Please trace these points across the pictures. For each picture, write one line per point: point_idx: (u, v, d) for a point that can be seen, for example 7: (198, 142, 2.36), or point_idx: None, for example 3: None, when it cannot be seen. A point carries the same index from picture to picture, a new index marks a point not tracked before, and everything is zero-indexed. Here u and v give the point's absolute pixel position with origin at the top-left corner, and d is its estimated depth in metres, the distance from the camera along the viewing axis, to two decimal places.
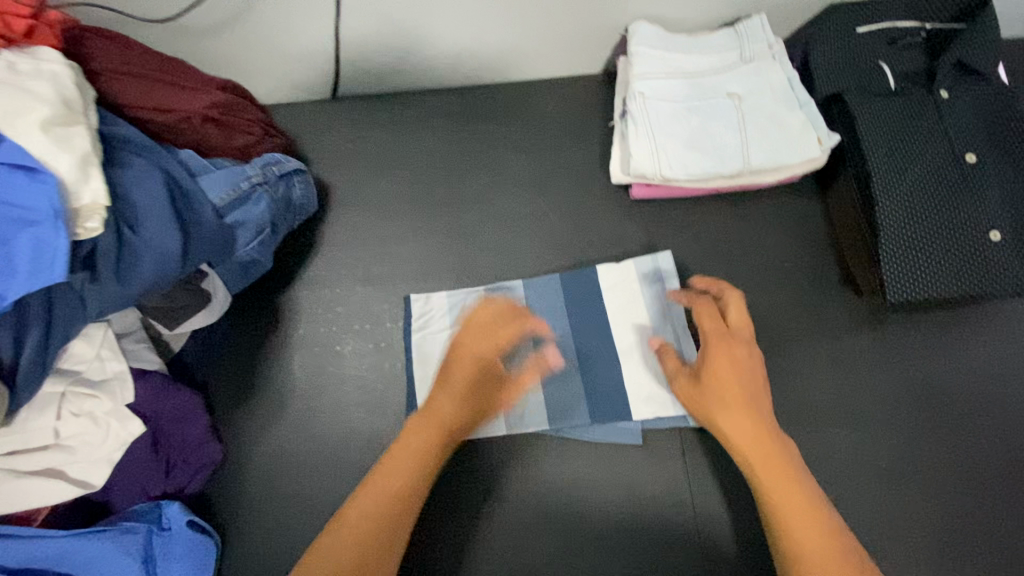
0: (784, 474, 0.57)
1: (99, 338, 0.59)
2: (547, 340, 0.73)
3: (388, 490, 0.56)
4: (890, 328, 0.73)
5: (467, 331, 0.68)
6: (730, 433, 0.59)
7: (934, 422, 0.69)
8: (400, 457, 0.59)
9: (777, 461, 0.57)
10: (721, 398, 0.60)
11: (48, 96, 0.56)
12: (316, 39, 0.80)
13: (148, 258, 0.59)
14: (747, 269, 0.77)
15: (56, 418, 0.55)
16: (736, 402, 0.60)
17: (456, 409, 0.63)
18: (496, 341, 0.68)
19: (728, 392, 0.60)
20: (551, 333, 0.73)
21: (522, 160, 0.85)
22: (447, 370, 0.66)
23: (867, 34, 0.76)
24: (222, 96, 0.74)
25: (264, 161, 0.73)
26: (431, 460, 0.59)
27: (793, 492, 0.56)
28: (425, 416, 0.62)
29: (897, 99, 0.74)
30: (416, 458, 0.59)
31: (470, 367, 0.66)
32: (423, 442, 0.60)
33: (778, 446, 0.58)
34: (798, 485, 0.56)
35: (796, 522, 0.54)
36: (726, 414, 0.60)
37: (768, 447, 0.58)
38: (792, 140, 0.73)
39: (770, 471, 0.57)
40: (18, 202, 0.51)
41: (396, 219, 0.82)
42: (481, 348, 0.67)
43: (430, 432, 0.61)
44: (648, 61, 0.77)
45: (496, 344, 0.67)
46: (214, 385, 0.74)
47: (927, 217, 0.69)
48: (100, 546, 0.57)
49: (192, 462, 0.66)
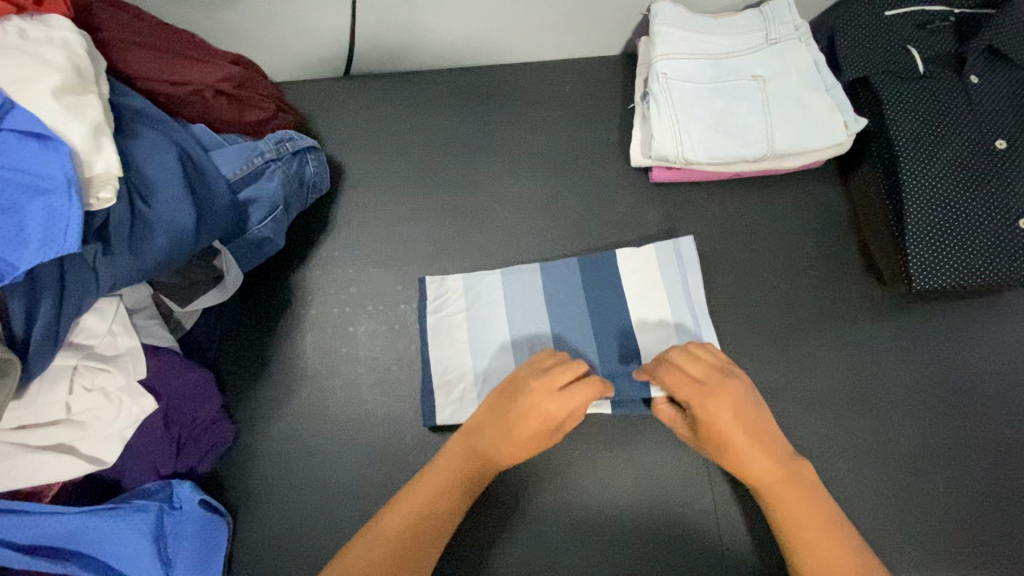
0: (805, 504, 0.55)
1: (111, 312, 0.57)
2: (564, 324, 0.72)
3: (419, 516, 0.56)
4: (910, 318, 0.72)
5: (534, 388, 0.59)
6: (750, 475, 0.57)
7: (955, 413, 0.68)
8: (430, 484, 0.58)
9: (798, 491, 0.55)
10: (728, 453, 0.57)
11: (60, 63, 0.54)
12: (331, 12, 0.78)
13: (161, 232, 0.58)
14: (767, 255, 0.76)
15: (68, 392, 0.54)
16: (746, 452, 0.56)
17: (492, 449, 0.59)
18: (555, 403, 0.58)
19: (736, 447, 0.56)
20: (568, 318, 0.72)
21: (538, 142, 0.83)
22: (491, 413, 0.61)
23: (895, 17, 0.75)
24: (235, 70, 0.72)
25: (277, 137, 0.72)
26: (461, 490, 0.58)
27: (815, 519, 0.55)
28: (459, 449, 0.60)
29: (925, 83, 0.72)
30: (447, 489, 0.58)
31: (513, 420, 0.58)
32: (454, 470, 0.59)
33: (798, 475, 0.56)
34: (820, 515, 0.55)
35: (822, 555, 0.53)
36: (741, 462, 0.56)
37: (789, 479, 0.56)
38: (819, 123, 0.72)
39: (793, 504, 0.55)
40: (30, 170, 0.49)
41: (410, 200, 0.81)
42: (532, 403, 0.58)
43: (462, 465, 0.59)
44: (672, 40, 0.75)
45: (561, 412, 0.58)
46: (226, 365, 0.73)
47: (954, 203, 0.68)
48: (113, 524, 0.56)
49: (202, 442, 0.65)
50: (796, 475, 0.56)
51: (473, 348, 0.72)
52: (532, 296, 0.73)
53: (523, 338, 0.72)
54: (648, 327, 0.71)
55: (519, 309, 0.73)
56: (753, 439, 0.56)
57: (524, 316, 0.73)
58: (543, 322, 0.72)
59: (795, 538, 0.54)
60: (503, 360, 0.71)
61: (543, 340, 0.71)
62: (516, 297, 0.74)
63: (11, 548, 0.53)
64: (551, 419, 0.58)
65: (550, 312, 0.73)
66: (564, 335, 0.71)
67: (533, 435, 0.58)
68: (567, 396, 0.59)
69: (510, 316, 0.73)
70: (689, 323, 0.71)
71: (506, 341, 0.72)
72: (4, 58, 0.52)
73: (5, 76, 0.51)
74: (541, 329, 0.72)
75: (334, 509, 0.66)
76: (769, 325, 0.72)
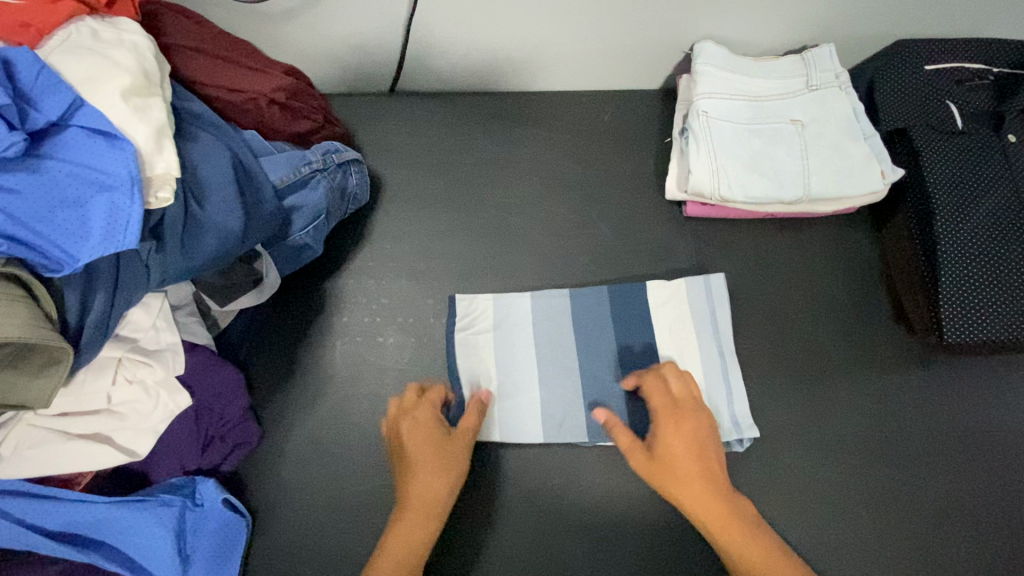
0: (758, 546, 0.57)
1: (156, 307, 0.59)
2: (591, 352, 0.73)
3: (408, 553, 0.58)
4: (938, 369, 0.72)
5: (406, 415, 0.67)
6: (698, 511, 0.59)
7: (982, 471, 0.68)
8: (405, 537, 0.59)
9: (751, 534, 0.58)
10: (676, 477, 0.60)
11: (130, 67, 0.58)
12: (385, 33, 0.81)
13: (211, 233, 0.60)
14: (797, 296, 0.76)
15: (111, 383, 0.55)
16: (684, 469, 0.60)
17: (425, 490, 0.61)
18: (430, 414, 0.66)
19: (684, 471, 0.60)
20: (595, 346, 0.73)
21: (573, 168, 0.85)
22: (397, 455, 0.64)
23: (935, 72, 0.76)
24: (289, 82, 0.75)
25: (324, 148, 0.74)
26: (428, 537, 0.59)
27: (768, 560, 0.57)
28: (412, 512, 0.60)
29: (963, 139, 0.73)
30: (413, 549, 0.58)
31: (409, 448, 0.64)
32: (414, 534, 0.59)
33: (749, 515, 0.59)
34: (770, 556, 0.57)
35: None
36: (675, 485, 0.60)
37: (739, 520, 0.59)
38: (855, 170, 0.73)
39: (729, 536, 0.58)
40: (95, 167, 0.51)
41: (446, 216, 0.83)
42: (417, 421, 0.66)
43: (422, 525, 0.60)
44: (714, 80, 0.77)
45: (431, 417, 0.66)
46: (254, 366, 0.74)
47: (989, 258, 0.68)
48: (140, 517, 0.57)
49: (227, 440, 0.66)
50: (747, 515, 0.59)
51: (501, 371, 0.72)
52: (563, 323, 0.74)
53: (547, 363, 0.73)
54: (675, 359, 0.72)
55: (547, 336, 0.74)
56: (690, 463, 0.61)
57: (550, 342, 0.73)
58: (569, 348, 0.73)
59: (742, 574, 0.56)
60: (527, 383, 0.72)
61: (571, 367, 0.72)
62: (545, 324, 0.74)
63: (40, 533, 0.54)
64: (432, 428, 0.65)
65: (577, 339, 0.73)
66: (588, 363, 0.72)
67: (433, 447, 0.64)
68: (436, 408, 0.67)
69: (539, 342, 0.73)
70: (716, 361, 0.71)
71: (531, 365, 0.73)
72: (81, 61, 0.56)
73: (79, 77, 0.55)
74: (567, 355, 0.73)
75: (354, 517, 0.67)
76: (794, 366, 0.73)
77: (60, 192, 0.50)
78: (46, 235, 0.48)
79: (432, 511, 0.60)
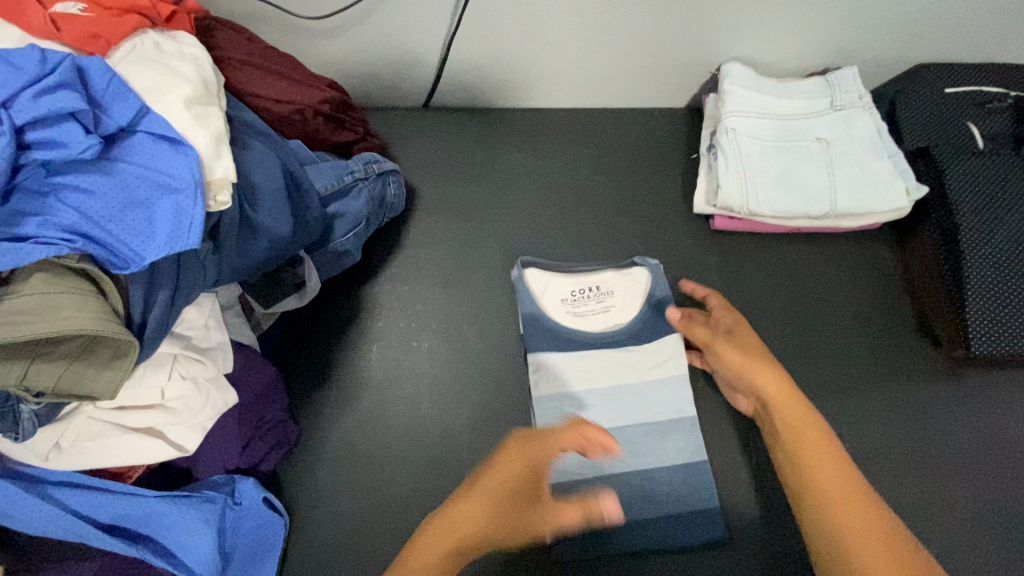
0: (831, 467, 0.57)
1: (209, 307, 0.61)
2: (623, 402, 0.73)
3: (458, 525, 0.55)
4: (965, 382, 0.74)
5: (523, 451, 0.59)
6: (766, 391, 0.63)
7: (1012, 487, 0.69)
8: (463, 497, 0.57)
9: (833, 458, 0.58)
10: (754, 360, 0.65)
11: (192, 77, 0.61)
12: (424, 50, 0.84)
13: (263, 237, 0.63)
14: (823, 311, 0.78)
15: (167, 379, 0.56)
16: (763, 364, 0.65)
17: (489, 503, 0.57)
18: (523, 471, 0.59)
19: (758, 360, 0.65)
20: (627, 401, 0.73)
21: (603, 182, 0.88)
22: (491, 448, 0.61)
23: (954, 95, 0.79)
24: (333, 95, 0.79)
25: (366, 158, 0.77)
26: (462, 532, 0.55)
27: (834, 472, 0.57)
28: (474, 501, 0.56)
29: (984, 159, 0.76)
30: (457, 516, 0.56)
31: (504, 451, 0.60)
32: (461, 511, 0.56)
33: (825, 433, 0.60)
34: (848, 479, 0.56)
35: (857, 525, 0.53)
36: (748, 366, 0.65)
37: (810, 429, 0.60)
38: (878, 188, 0.76)
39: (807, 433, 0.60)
40: (161, 170, 0.53)
41: (479, 227, 0.85)
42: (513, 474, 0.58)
43: (483, 503, 0.56)
44: (741, 99, 0.79)
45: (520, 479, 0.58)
46: (292, 369, 0.75)
47: (1013, 274, 0.70)
48: (186, 512, 0.58)
49: (267, 440, 0.67)
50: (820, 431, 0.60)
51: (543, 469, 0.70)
52: (613, 399, 0.73)
53: (583, 398, 0.72)
54: (703, 482, 0.70)
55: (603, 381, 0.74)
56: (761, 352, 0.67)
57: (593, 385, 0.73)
58: (608, 398, 0.73)
59: (822, 481, 0.57)
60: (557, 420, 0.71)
61: (621, 465, 0.70)
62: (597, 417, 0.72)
63: (91, 524, 0.55)
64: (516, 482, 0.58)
65: (622, 389, 0.73)
66: (616, 408, 0.72)
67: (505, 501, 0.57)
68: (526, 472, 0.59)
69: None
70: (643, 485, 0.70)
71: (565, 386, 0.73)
72: (148, 73, 0.59)
73: (145, 86, 0.58)
74: (604, 397, 0.73)
75: (390, 518, 0.68)
76: (822, 378, 0.74)
77: (127, 194, 0.52)
78: (115, 233, 0.50)
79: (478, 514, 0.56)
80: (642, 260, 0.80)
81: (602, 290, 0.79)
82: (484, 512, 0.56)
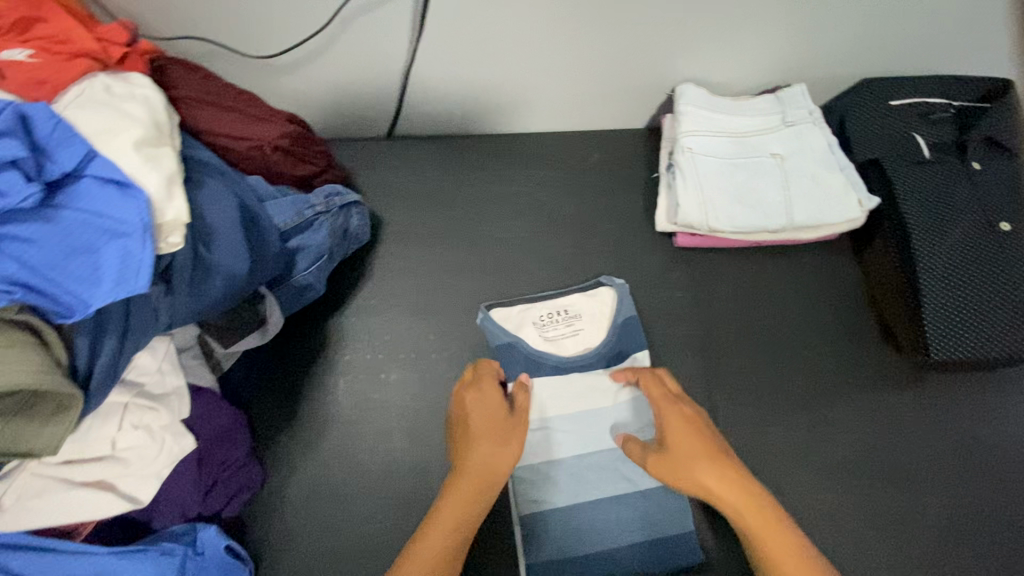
0: (784, 546, 0.56)
1: (162, 351, 0.60)
2: (600, 430, 0.72)
3: (438, 554, 0.57)
4: (927, 387, 0.75)
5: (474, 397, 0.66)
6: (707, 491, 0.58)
7: (975, 489, 0.70)
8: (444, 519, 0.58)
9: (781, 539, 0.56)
10: (683, 458, 0.59)
11: (142, 119, 0.59)
12: (384, 80, 0.85)
13: (218, 277, 0.61)
14: (787, 322, 0.79)
15: (116, 429, 0.55)
16: (694, 457, 0.59)
17: (478, 483, 0.60)
18: (484, 395, 0.66)
19: (690, 454, 0.59)
20: (603, 428, 0.72)
21: (567, 203, 0.88)
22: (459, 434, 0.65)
23: (900, 108, 0.82)
24: (292, 128, 0.77)
25: (327, 191, 0.76)
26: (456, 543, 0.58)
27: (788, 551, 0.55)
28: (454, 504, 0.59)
29: (931, 168, 0.78)
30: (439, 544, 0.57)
31: (469, 400, 0.66)
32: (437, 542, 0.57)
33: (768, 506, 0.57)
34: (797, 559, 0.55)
35: None
36: (693, 478, 0.58)
37: (755, 510, 0.57)
38: (832, 200, 0.77)
39: (766, 531, 0.56)
40: (108, 215, 0.52)
41: (444, 254, 0.85)
42: (480, 402, 0.65)
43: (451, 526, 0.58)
44: (696, 119, 0.81)
45: (488, 401, 0.65)
46: (258, 410, 0.73)
47: (965, 277, 0.72)
48: (140, 566, 0.55)
49: (230, 485, 0.65)
50: (764, 506, 0.57)
51: (517, 500, 0.70)
52: (592, 427, 0.72)
53: (559, 429, 0.72)
54: (679, 507, 0.70)
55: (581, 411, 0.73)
56: (705, 454, 0.59)
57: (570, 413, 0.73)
58: (586, 427, 0.72)
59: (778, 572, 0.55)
60: (535, 452, 0.71)
61: (595, 492, 0.70)
62: (568, 444, 0.72)
63: None
64: (491, 409, 0.65)
65: (597, 416, 0.73)
66: (590, 435, 0.72)
67: (490, 422, 0.64)
68: (488, 396, 0.66)
69: (563, 460, 0.71)
70: (623, 514, 0.69)
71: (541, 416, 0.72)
72: (97, 117, 0.57)
73: (92, 129, 0.56)
74: (581, 427, 0.72)
75: (360, 559, 0.66)
76: (789, 390, 0.75)
77: (72, 240, 0.50)
78: (59, 282, 0.49)
79: (453, 527, 0.58)
80: (608, 280, 0.80)
81: (569, 313, 0.79)
82: (468, 515, 0.59)
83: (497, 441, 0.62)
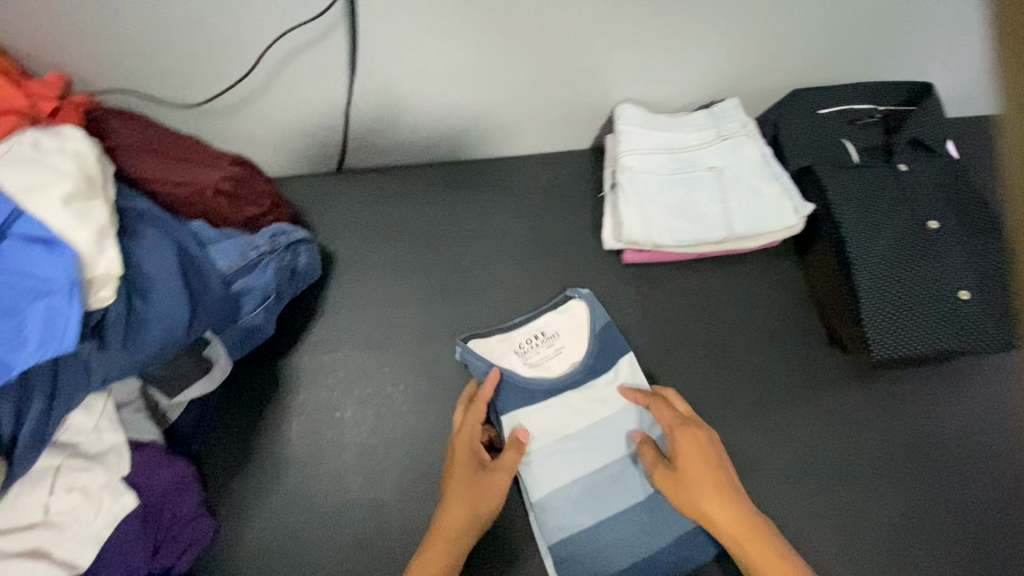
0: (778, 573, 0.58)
1: (99, 409, 0.60)
2: (587, 453, 0.72)
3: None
4: (875, 386, 0.76)
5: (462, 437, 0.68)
6: (711, 515, 0.62)
7: (926, 484, 0.71)
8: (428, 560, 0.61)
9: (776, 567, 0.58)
10: (692, 483, 0.63)
11: (71, 172, 0.57)
12: (325, 117, 0.85)
13: (155, 327, 0.59)
14: (736, 331, 0.80)
15: (49, 492, 0.57)
16: (702, 482, 0.63)
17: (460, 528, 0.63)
18: (466, 439, 0.68)
19: (699, 480, 0.63)
20: (588, 450, 0.72)
21: (517, 226, 0.89)
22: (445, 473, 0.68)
23: (828, 115, 0.85)
24: (234, 170, 0.76)
25: (273, 231, 0.75)
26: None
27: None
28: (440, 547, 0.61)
29: (860, 172, 0.81)
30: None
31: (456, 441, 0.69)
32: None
33: (766, 534, 0.60)
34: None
35: None
36: (698, 503, 0.62)
37: (755, 538, 0.60)
38: (768, 209, 0.80)
39: (764, 560, 0.59)
40: (36, 273, 0.52)
41: (397, 285, 0.85)
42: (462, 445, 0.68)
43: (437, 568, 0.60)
44: (634, 138, 0.83)
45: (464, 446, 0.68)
46: (212, 458, 0.72)
47: (898, 277, 0.74)
48: None
49: (179, 540, 0.63)
50: (762, 534, 0.60)
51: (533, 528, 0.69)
52: (583, 451, 0.72)
53: (548, 455, 0.72)
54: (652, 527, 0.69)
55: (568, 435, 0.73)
56: (709, 480, 0.63)
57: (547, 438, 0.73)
58: (576, 451, 0.72)
59: None
60: (531, 480, 0.71)
61: (583, 517, 0.69)
62: (556, 469, 0.71)
63: None
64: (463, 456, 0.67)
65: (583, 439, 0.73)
66: (561, 458, 0.72)
67: (463, 471, 0.66)
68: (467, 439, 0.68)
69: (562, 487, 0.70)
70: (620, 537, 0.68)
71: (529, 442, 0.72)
72: (23, 174, 0.56)
73: (18, 186, 0.55)
74: (574, 451, 0.72)
75: None
76: (742, 398, 0.76)
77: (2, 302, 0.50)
78: None
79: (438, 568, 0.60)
80: (574, 292, 0.80)
81: (547, 334, 0.79)
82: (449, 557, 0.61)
83: (467, 495, 0.64)
